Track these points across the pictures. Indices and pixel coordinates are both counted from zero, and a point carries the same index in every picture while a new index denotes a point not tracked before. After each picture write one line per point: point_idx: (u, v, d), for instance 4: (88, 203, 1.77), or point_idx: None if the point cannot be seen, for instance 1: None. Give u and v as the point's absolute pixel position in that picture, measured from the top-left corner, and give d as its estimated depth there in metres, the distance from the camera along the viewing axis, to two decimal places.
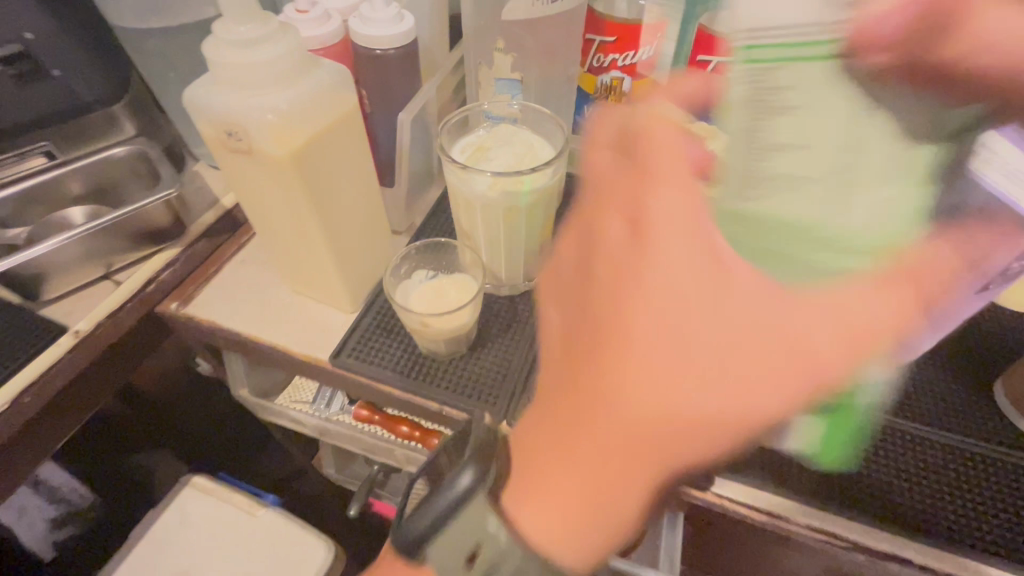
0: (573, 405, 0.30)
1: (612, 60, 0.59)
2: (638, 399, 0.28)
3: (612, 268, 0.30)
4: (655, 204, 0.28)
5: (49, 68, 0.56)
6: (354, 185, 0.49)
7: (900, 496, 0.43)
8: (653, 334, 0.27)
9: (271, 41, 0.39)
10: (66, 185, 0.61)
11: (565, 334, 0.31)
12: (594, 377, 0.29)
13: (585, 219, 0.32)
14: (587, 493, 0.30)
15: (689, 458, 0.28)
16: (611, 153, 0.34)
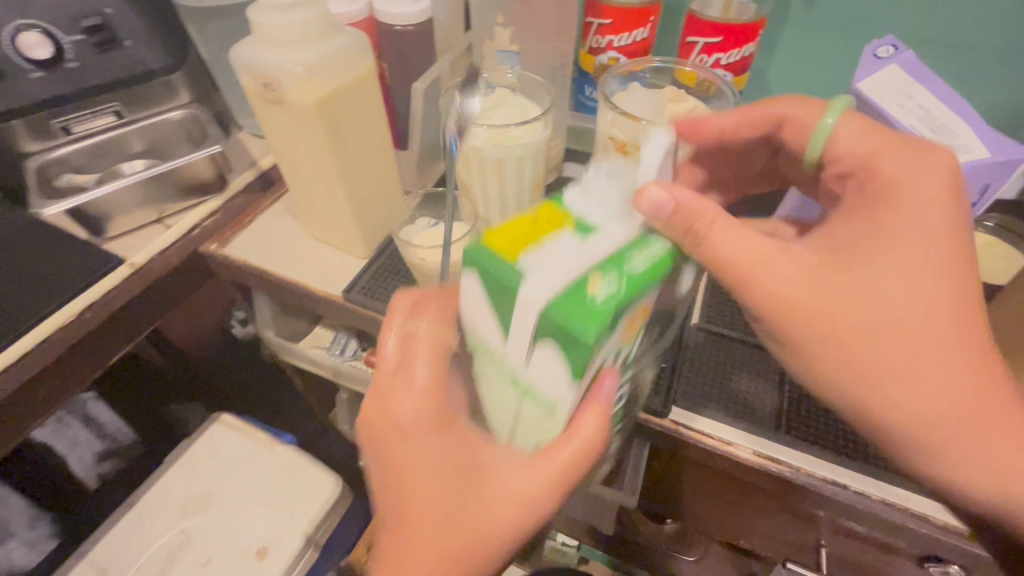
0: (406, 504, 0.41)
1: (609, 40, 0.66)
2: (430, 475, 0.40)
3: (392, 433, 0.42)
4: (405, 415, 0.41)
5: (122, 39, 0.65)
6: (370, 141, 0.56)
7: (821, 430, 0.50)
8: (409, 461, 0.41)
9: (303, 7, 0.47)
10: (129, 142, 0.71)
11: (387, 482, 0.42)
12: (407, 456, 0.41)
13: (381, 414, 0.43)
14: (412, 536, 0.40)
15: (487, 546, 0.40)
16: (402, 327, 0.45)
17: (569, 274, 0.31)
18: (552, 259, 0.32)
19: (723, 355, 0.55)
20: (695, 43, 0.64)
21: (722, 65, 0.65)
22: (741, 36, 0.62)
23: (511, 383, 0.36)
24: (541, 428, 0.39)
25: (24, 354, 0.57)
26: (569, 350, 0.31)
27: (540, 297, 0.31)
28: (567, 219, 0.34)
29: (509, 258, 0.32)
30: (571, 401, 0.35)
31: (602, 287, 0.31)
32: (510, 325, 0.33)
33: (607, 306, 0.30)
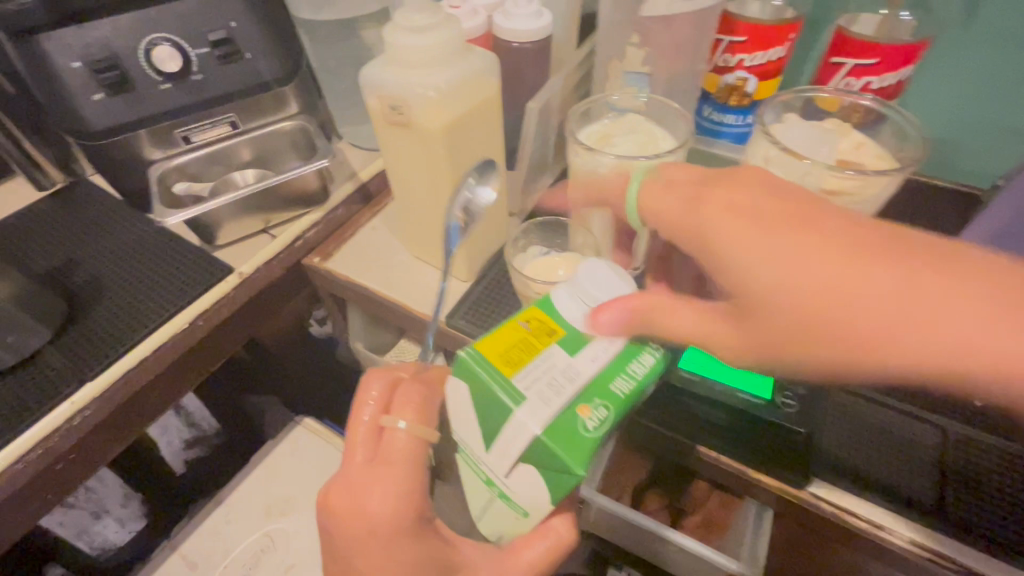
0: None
1: (739, 60, 0.60)
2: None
3: (357, 522, 0.43)
4: (375, 515, 0.42)
5: (242, 52, 0.66)
6: (486, 165, 0.54)
7: (995, 514, 0.44)
8: (374, 560, 0.42)
9: (438, 28, 0.44)
10: (238, 152, 0.72)
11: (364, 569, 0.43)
12: (363, 550, 0.43)
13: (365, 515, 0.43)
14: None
15: None
16: (374, 411, 0.46)
17: (561, 401, 0.36)
18: (541, 387, 0.37)
19: (865, 416, 0.50)
20: (842, 64, 0.57)
21: (872, 88, 0.58)
22: (901, 57, 0.55)
23: (487, 485, 0.40)
24: (515, 527, 0.42)
25: (141, 361, 0.58)
26: (553, 471, 0.37)
27: (533, 427, 0.36)
28: (554, 338, 0.39)
29: (505, 377, 0.37)
30: (543, 510, 0.39)
31: (594, 419, 0.36)
32: (499, 443, 0.37)
33: (593, 434, 0.36)
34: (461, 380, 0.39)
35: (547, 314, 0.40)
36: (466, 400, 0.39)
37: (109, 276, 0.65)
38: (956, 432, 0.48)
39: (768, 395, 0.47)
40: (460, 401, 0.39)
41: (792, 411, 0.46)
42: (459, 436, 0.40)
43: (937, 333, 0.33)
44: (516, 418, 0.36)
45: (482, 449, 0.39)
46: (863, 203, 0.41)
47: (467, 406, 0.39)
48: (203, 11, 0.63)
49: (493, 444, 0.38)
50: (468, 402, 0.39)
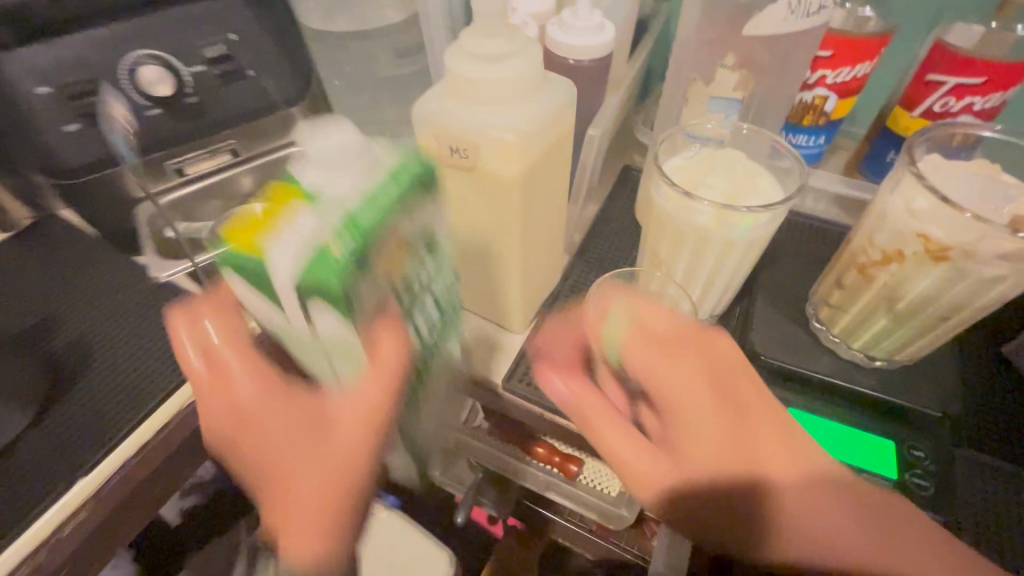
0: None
1: (822, 76, 0.53)
2: (323, 483, 0.35)
3: (247, 442, 0.36)
4: (244, 397, 0.36)
5: (245, 68, 0.56)
6: (552, 206, 0.47)
7: None
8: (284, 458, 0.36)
9: (515, 56, 0.37)
10: (238, 182, 0.63)
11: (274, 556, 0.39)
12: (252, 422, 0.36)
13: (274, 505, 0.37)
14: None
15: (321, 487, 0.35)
16: (203, 333, 0.37)
17: (318, 229, 0.30)
18: (298, 241, 0.29)
19: None
20: (941, 83, 0.51)
21: (973, 110, 0.52)
22: (1013, 77, 0.48)
23: (307, 341, 0.34)
24: (338, 347, 0.34)
25: (142, 445, 0.49)
26: (338, 288, 0.29)
27: (288, 277, 0.30)
28: (300, 202, 0.31)
29: (254, 247, 0.30)
30: (356, 348, 0.34)
31: (338, 244, 0.29)
32: (275, 298, 0.32)
33: (370, 224, 0.30)
34: (231, 265, 0.32)
35: (290, 189, 0.32)
36: (248, 285, 0.32)
37: (90, 335, 0.54)
38: None
39: (894, 475, 0.42)
40: (240, 284, 0.33)
41: (925, 496, 0.41)
42: (273, 310, 0.33)
43: (811, 498, 0.35)
44: (280, 296, 0.30)
45: (296, 288, 0.30)
46: None
47: (248, 286, 0.32)
48: (196, 21, 0.53)
49: (296, 271, 0.29)
50: (248, 286, 0.32)
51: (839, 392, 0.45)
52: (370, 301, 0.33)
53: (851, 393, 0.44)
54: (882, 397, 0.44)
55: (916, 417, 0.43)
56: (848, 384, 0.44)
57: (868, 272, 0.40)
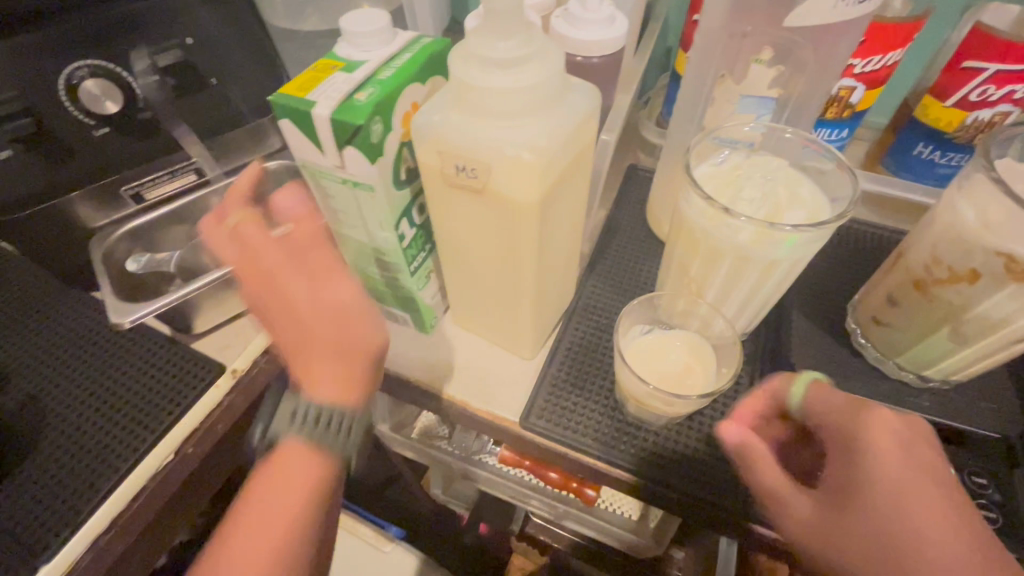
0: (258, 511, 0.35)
1: (850, 65, 0.49)
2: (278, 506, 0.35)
3: (281, 308, 0.37)
4: (270, 257, 0.37)
5: (206, 77, 0.50)
6: (571, 225, 0.41)
7: None
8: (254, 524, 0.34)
9: (534, 59, 0.31)
10: (207, 203, 0.56)
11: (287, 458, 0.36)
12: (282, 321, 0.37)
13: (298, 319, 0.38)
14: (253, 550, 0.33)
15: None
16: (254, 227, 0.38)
17: (354, 85, 0.33)
18: (333, 95, 0.33)
19: None
20: (980, 70, 0.47)
21: (1014, 98, 0.48)
22: None
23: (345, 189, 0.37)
24: (371, 208, 0.38)
25: (114, 517, 0.42)
26: (365, 139, 0.33)
27: (325, 111, 0.32)
28: (334, 68, 0.35)
29: (300, 98, 0.33)
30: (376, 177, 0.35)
31: (363, 92, 0.33)
32: (317, 140, 0.34)
33: (390, 80, 0.34)
34: (283, 111, 0.34)
35: (331, 63, 0.36)
36: (294, 133, 0.34)
37: (44, 389, 0.46)
38: None
39: None
40: (295, 138, 0.35)
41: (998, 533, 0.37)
42: (305, 156, 0.36)
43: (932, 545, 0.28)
44: (332, 93, 0.33)
45: (334, 108, 0.32)
46: None
47: (296, 136, 0.34)
48: (147, 25, 0.45)
49: (347, 88, 0.33)
50: (296, 135, 0.34)
51: None
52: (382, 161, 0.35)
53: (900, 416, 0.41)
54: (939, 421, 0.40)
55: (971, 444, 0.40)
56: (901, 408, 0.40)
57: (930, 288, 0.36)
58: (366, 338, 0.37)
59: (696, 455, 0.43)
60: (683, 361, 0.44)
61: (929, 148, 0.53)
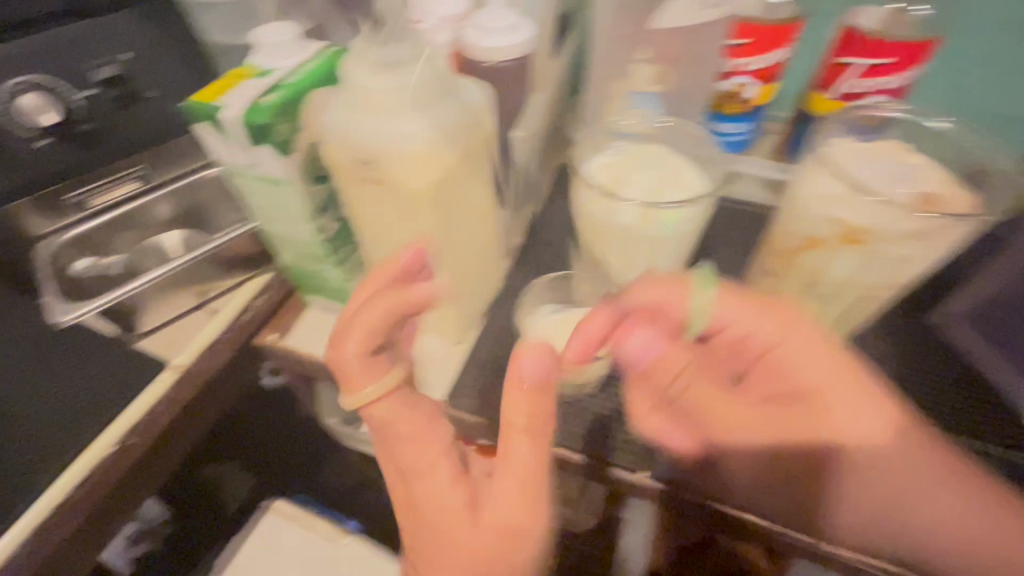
0: (444, 469, 0.38)
1: (738, 64, 0.54)
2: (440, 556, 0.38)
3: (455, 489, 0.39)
4: (442, 476, 0.38)
5: (142, 91, 0.52)
6: (478, 213, 0.45)
7: None
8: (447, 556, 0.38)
9: (413, 63, 0.35)
10: (155, 209, 0.59)
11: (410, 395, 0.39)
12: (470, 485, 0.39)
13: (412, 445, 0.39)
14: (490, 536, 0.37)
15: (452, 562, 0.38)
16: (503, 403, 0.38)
17: (259, 91, 0.37)
18: (243, 98, 0.37)
19: None
20: (850, 65, 0.52)
21: (885, 89, 0.53)
22: (918, 56, 0.50)
23: (264, 184, 0.40)
24: (291, 206, 0.42)
25: (61, 504, 0.44)
26: (270, 137, 0.36)
27: (233, 114, 0.36)
28: (248, 76, 0.39)
29: (211, 104, 0.37)
30: (286, 173, 0.39)
31: (268, 95, 0.37)
32: (229, 138, 0.38)
33: (294, 84, 0.38)
34: (203, 115, 0.38)
35: (245, 71, 0.40)
36: (216, 136, 0.38)
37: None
38: None
39: None
40: (217, 143, 0.39)
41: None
42: (228, 161, 0.40)
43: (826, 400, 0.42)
44: (240, 99, 0.37)
45: (241, 110, 0.36)
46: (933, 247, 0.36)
47: (218, 139, 0.38)
48: (86, 43, 0.49)
49: (255, 93, 0.37)
50: (216, 138, 0.38)
51: None
52: (292, 164, 0.39)
53: None
54: None
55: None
56: None
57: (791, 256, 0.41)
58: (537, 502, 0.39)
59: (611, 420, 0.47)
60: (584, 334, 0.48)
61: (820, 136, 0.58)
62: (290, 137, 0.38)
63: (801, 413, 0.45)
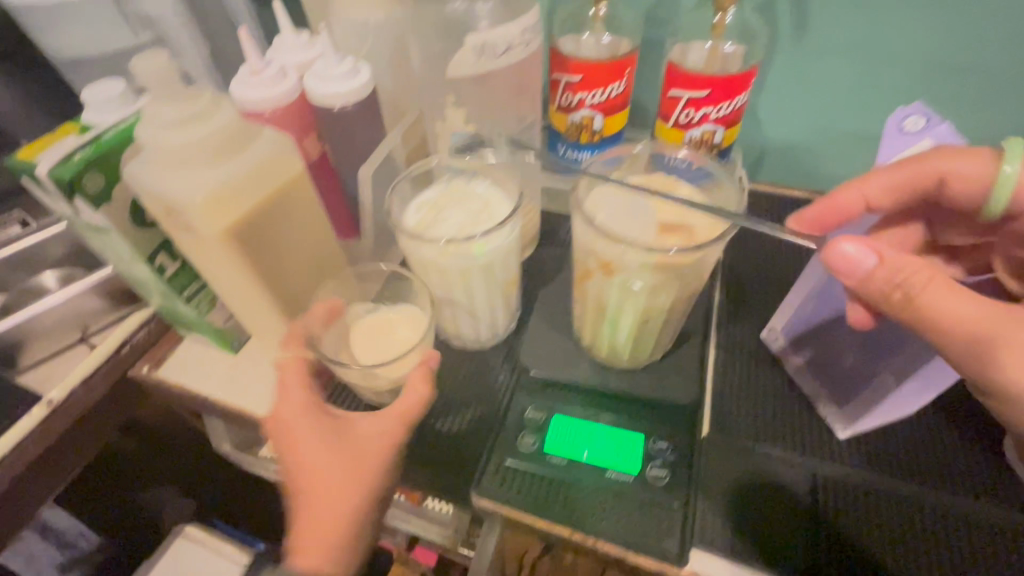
0: (331, 451, 0.43)
1: (581, 98, 0.58)
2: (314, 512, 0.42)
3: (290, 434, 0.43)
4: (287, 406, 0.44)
5: (16, 141, 0.56)
6: (305, 247, 0.48)
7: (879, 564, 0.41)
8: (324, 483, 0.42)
9: (201, 119, 0.38)
10: (47, 250, 0.60)
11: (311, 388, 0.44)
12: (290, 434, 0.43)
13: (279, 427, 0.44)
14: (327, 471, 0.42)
15: (334, 507, 0.42)
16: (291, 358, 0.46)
17: (70, 147, 0.40)
18: (54, 155, 0.40)
19: (755, 464, 0.46)
20: (678, 97, 0.56)
21: (711, 119, 0.57)
22: (731, 87, 0.54)
23: (94, 232, 0.44)
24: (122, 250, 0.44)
25: None
26: (80, 190, 0.39)
27: (42, 171, 0.39)
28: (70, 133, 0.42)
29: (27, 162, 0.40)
30: (108, 221, 0.42)
31: (78, 152, 0.40)
32: (46, 191, 0.41)
33: (108, 138, 0.41)
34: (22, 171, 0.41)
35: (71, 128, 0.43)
36: (38, 189, 0.41)
37: None
38: (850, 474, 0.45)
39: (638, 469, 0.45)
40: (41, 195, 0.42)
41: (661, 487, 0.45)
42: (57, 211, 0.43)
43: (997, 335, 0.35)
44: (51, 156, 0.40)
45: (48, 167, 0.39)
46: (689, 275, 0.39)
47: (40, 192, 0.41)
48: None
49: (67, 150, 0.40)
50: (38, 191, 0.41)
51: (600, 396, 0.49)
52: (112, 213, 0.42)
53: (604, 396, 0.49)
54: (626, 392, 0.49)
55: (660, 414, 0.49)
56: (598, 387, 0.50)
57: (583, 285, 0.43)
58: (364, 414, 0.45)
59: (443, 441, 0.49)
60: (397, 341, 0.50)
61: None
62: (106, 189, 0.41)
63: (615, 429, 0.48)
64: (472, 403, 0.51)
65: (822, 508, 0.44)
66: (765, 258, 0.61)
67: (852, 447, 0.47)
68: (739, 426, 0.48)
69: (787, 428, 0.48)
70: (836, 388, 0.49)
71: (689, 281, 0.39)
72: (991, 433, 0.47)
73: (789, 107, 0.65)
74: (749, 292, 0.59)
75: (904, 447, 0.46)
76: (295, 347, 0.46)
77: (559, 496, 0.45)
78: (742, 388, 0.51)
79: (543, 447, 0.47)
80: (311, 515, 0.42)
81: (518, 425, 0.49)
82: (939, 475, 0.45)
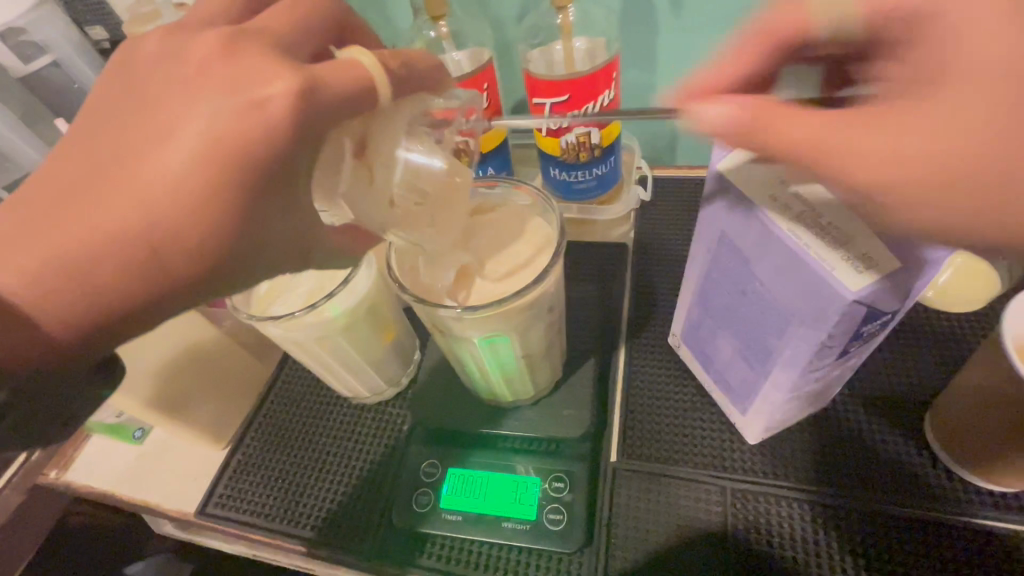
0: (122, 221, 0.25)
1: None
2: (108, 224, 0.25)
3: (94, 175, 0.26)
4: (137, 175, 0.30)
5: None
6: (165, 339, 0.46)
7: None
8: (73, 263, 0.25)
9: None
10: None
11: (200, 132, 0.26)
12: (85, 187, 0.26)
13: (189, 63, 0.28)
14: (154, 202, 0.26)
15: (105, 240, 0.25)
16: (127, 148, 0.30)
17: None
18: None
19: (663, 487, 0.43)
20: (542, 105, 0.52)
21: (580, 122, 0.53)
22: (590, 87, 0.50)
23: None
24: None
25: None
26: None
27: None
28: None
29: None
30: None
31: None
32: None
33: None
34: None
35: None
36: None
37: None
38: (760, 487, 0.43)
39: (533, 514, 0.44)
40: None
41: (559, 531, 0.42)
42: None
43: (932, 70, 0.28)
44: None
45: None
46: (522, 317, 0.37)
47: None
48: None
49: None
50: None
51: (500, 440, 0.48)
52: None
53: (514, 440, 0.48)
54: (520, 433, 0.48)
55: (559, 450, 0.47)
56: (490, 428, 0.48)
57: (440, 338, 0.41)
58: (196, 247, 0.27)
59: (341, 510, 0.46)
60: (312, 352, 0.46)
61: (560, 170, 0.58)
62: None
63: (513, 473, 0.46)
64: (372, 461, 0.49)
65: (734, 528, 0.41)
66: (675, 253, 0.58)
67: (762, 454, 0.44)
68: (642, 449, 0.46)
69: (694, 441, 0.46)
70: (730, 394, 0.44)
71: (526, 321, 0.38)
72: (908, 419, 0.44)
73: (682, 87, 0.60)
74: (657, 293, 0.55)
75: (818, 450, 0.44)
76: (253, 79, 0.26)
77: (458, 553, 0.43)
78: (644, 403, 0.48)
79: (439, 503, 0.45)
80: (11, 252, 0.25)
81: (414, 481, 0.47)
82: (852, 473, 0.42)
